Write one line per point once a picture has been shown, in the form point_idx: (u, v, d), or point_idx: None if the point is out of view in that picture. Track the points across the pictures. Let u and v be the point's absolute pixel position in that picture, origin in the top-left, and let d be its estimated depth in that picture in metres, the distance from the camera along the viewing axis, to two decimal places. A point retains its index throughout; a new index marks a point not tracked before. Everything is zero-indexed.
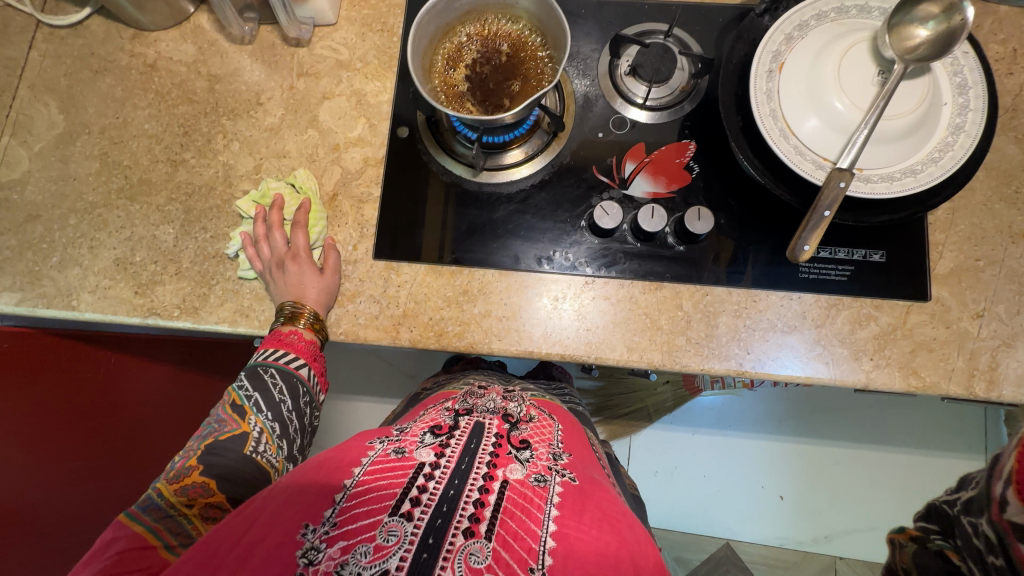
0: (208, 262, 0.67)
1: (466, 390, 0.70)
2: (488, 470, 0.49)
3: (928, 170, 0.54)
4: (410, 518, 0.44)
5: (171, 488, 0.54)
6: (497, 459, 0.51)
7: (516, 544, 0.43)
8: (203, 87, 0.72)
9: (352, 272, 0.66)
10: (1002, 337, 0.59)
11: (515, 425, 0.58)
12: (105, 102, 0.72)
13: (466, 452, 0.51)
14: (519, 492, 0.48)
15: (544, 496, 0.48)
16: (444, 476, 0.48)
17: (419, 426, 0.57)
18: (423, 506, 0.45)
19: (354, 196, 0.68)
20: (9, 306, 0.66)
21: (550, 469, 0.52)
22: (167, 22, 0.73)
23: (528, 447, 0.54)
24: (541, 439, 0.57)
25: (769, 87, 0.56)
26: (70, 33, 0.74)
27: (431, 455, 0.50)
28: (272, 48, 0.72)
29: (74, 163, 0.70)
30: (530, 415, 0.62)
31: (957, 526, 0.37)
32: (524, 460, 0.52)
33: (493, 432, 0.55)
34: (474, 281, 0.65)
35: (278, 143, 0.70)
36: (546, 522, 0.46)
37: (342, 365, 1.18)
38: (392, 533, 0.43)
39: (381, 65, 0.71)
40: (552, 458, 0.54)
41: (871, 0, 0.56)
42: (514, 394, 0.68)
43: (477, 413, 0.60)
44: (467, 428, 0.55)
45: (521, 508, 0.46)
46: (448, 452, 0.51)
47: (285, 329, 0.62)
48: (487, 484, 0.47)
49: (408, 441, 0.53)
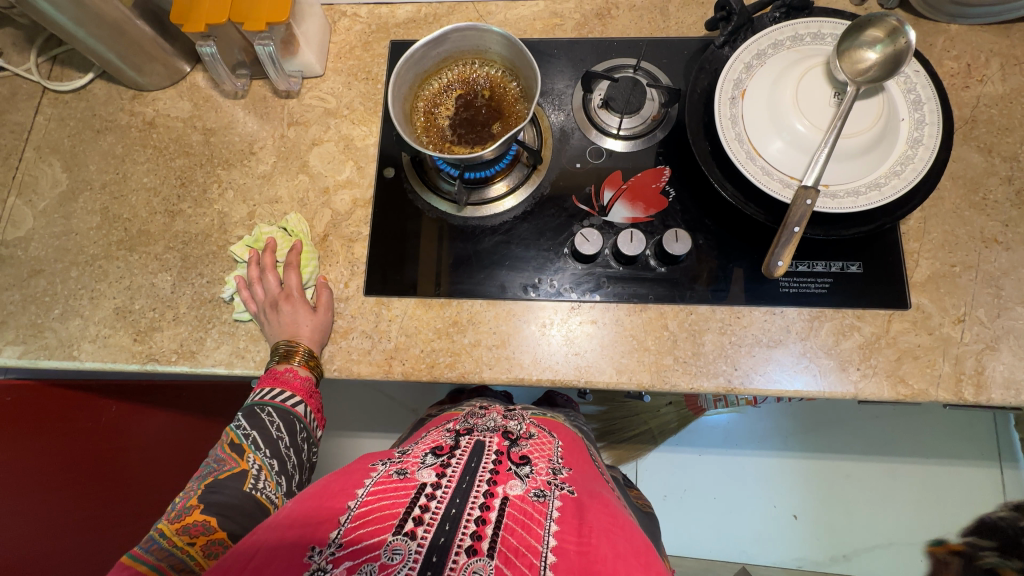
0: (204, 307, 0.69)
1: (467, 411, 0.71)
2: (490, 487, 0.49)
3: (892, 183, 0.56)
4: (414, 537, 0.44)
5: (173, 527, 0.54)
6: (497, 476, 0.51)
7: (518, 560, 0.43)
8: (199, 141, 0.76)
9: (344, 309, 0.68)
10: (986, 340, 0.60)
11: (515, 441, 0.59)
12: (107, 159, 0.76)
13: (467, 471, 0.52)
14: (520, 508, 0.48)
15: (544, 512, 0.48)
16: (446, 495, 0.48)
17: (420, 448, 0.58)
18: (426, 525, 0.45)
19: (344, 236, 0.70)
20: (12, 358, 0.68)
21: (550, 484, 0.52)
22: (165, 82, 0.78)
23: (528, 463, 0.55)
24: (541, 454, 0.58)
25: (733, 113, 0.59)
26: (74, 97, 0.78)
27: (432, 476, 0.51)
28: (263, 101, 0.76)
29: (76, 218, 0.73)
30: (530, 432, 0.63)
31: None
32: (524, 475, 0.53)
33: (494, 449, 0.56)
34: (463, 312, 0.67)
35: (270, 189, 0.73)
36: (546, 537, 0.46)
37: (346, 402, 1.18)
38: (396, 551, 0.43)
39: (367, 111, 0.75)
40: (551, 472, 0.55)
41: (823, 28, 0.60)
42: (514, 414, 0.68)
43: (478, 432, 0.61)
44: (468, 446, 0.57)
45: (522, 524, 0.47)
46: (449, 472, 0.51)
47: (281, 367, 0.63)
48: (489, 501, 0.48)
49: (410, 463, 0.54)
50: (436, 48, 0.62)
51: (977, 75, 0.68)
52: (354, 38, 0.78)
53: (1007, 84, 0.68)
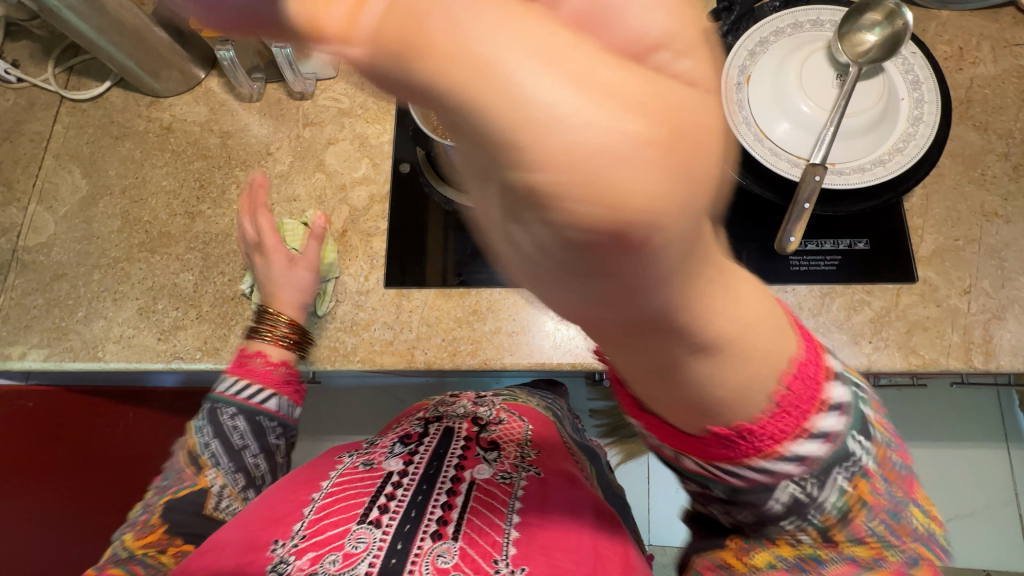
0: (226, 304, 0.70)
1: (438, 399, 0.73)
2: (457, 472, 0.56)
3: (895, 159, 0.58)
4: (379, 525, 0.50)
5: (138, 542, 0.58)
6: (464, 461, 0.58)
7: (481, 539, 0.51)
8: (216, 143, 0.77)
9: (366, 302, 0.69)
10: (992, 310, 0.62)
11: (485, 427, 0.63)
12: (125, 164, 0.77)
13: (435, 458, 0.58)
14: (485, 490, 0.55)
15: (508, 492, 0.56)
16: (413, 483, 0.54)
17: (389, 438, 0.63)
18: (391, 513, 0.51)
19: (362, 231, 0.72)
20: (38, 361, 0.69)
21: (517, 466, 0.59)
22: (180, 87, 0.79)
23: (495, 448, 0.61)
24: (511, 439, 0.63)
25: (740, 97, 0.61)
26: (91, 105, 0.80)
27: (400, 465, 0.57)
28: (278, 103, 0.78)
29: (97, 223, 0.75)
30: (500, 417, 0.66)
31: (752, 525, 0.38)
32: (491, 460, 0.59)
33: (463, 435, 0.61)
34: (482, 301, 0.68)
35: (288, 188, 0.75)
36: (509, 515, 0.53)
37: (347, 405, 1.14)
38: (360, 540, 0.49)
39: (380, 110, 0.77)
40: (520, 455, 0.61)
41: (822, 15, 0.62)
42: (485, 399, 0.70)
43: (448, 419, 0.64)
44: (437, 433, 0.61)
45: (486, 505, 0.54)
46: (415, 460, 0.57)
47: (256, 348, 0.67)
48: (455, 486, 0.55)
49: (377, 454, 0.60)
50: None
51: (970, 58, 0.71)
52: None
53: (998, 65, 0.70)
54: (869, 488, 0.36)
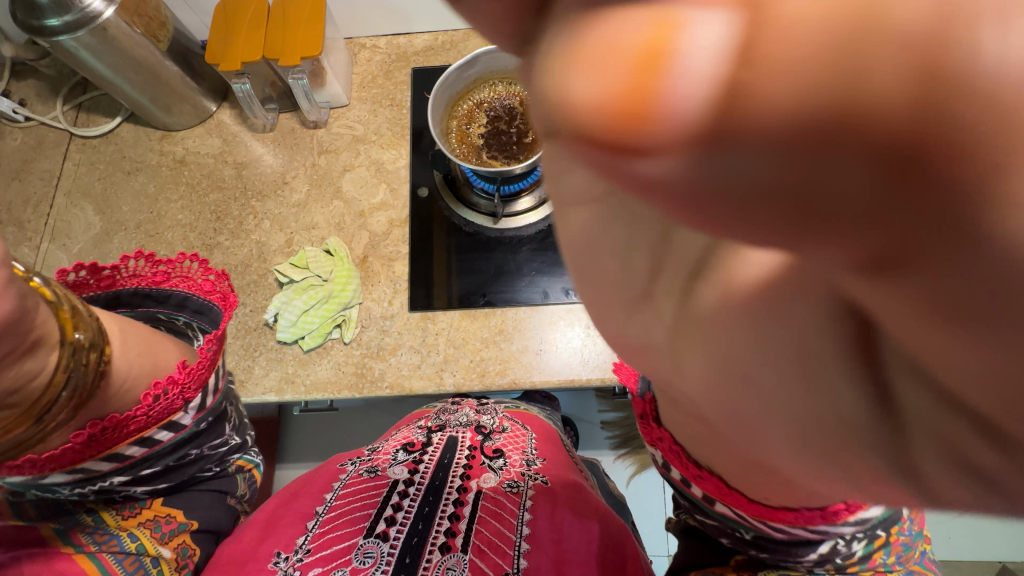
0: (249, 335, 0.70)
1: (440, 406, 0.72)
2: (463, 482, 0.56)
3: None
4: (387, 539, 0.51)
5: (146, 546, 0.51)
6: (470, 471, 0.58)
7: (491, 552, 0.50)
8: (231, 175, 0.77)
9: (391, 326, 0.69)
10: None
11: (488, 435, 0.64)
12: (139, 200, 0.77)
13: (440, 468, 0.58)
14: (493, 500, 0.55)
15: (517, 502, 0.55)
16: (419, 493, 0.55)
17: (391, 444, 0.64)
18: (397, 526, 0.52)
19: (383, 256, 0.72)
20: None
21: (524, 475, 0.58)
22: (192, 121, 0.80)
23: (501, 455, 0.61)
24: (515, 446, 0.63)
25: None
26: (102, 141, 0.80)
27: (404, 473, 0.58)
28: (292, 133, 0.79)
29: (113, 259, 0.74)
30: (505, 425, 0.66)
31: (773, 560, 0.42)
32: (498, 468, 0.59)
33: (467, 445, 0.62)
34: (507, 320, 0.68)
35: (306, 217, 0.75)
36: (519, 527, 0.53)
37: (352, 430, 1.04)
38: (368, 554, 0.50)
39: (394, 135, 0.77)
40: (526, 463, 0.61)
41: None
42: (488, 407, 0.70)
43: (450, 429, 0.65)
44: (441, 443, 0.62)
45: (495, 515, 0.54)
46: (421, 468, 0.58)
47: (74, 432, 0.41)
48: (462, 496, 0.55)
49: (381, 460, 0.60)
50: (468, 71, 0.68)
51: None
52: (376, 68, 0.81)
53: None
54: (892, 535, 0.41)
